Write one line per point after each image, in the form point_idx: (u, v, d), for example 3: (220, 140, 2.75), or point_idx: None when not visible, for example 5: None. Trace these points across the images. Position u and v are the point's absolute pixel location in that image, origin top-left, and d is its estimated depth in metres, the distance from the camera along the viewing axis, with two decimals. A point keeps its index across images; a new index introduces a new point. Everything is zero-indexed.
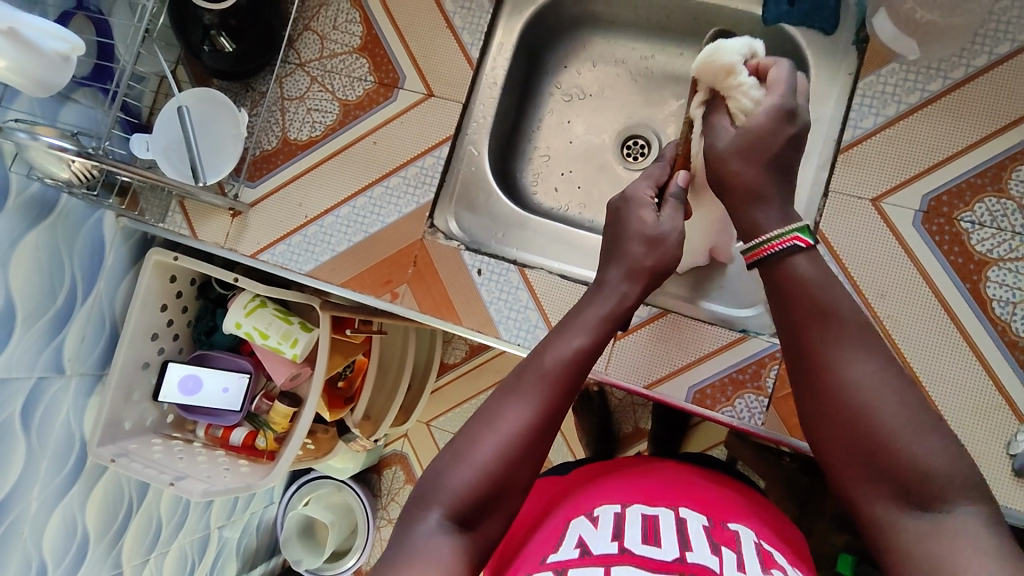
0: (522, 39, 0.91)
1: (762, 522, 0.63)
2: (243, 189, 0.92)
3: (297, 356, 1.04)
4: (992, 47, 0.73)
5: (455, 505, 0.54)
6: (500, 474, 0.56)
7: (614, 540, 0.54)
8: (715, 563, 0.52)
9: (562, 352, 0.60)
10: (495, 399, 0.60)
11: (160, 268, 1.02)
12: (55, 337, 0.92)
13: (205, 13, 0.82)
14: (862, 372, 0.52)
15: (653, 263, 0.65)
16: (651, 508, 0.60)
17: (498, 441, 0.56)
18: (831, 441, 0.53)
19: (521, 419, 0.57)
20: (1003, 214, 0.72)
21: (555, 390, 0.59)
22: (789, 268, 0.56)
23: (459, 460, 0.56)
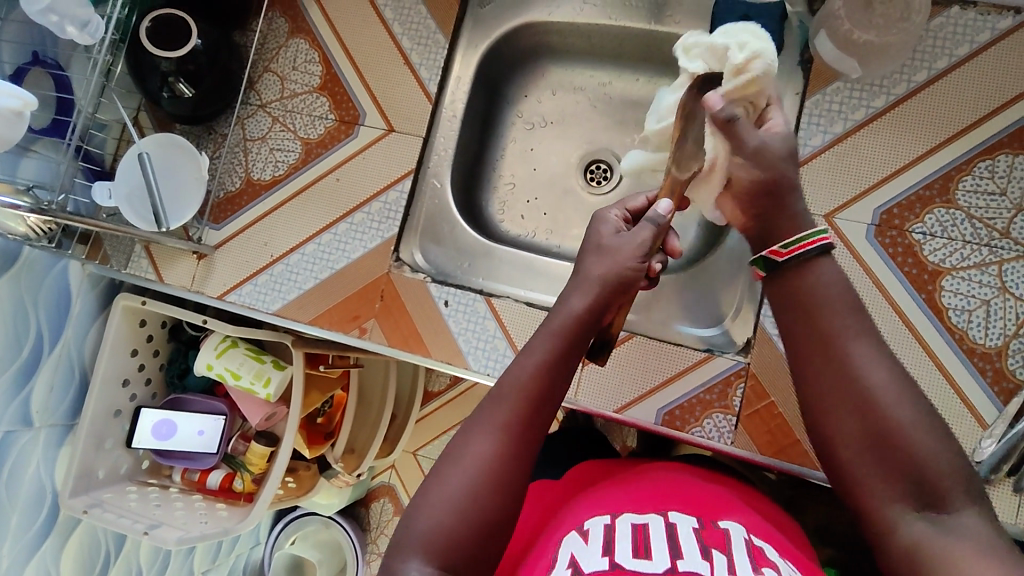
0: (481, 71, 0.93)
1: (754, 516, 0.63)
2: (206, 232, 0.92)
3: (270, 396, 1.04)
4: (932, 62, 0.75)
5: (433, 556, 0.53)
6: (475, 517, 0.54)
7: (604, 555, 0.54)
8: (705, 569, 0.52)
9: (520, 377, 0.60)
10: (460, 435, 0.59)
11: (129, 314, 1.01)
12: (23, 389, 0.91)
13: (162, 61, 0.83)
14: (878, 371, 0.53)
15: (603, 272, 0.63)
16: (640, 517, 0.60)
17: (467, 479, 0.56)
18: (836, 437, 0.55)
19: (487, 453, 0.56)
20: (953, 224, 0.74)
21: (517, 420, 0.58)
22: (806, 271, 0.58)
23: (430, 505, 0.55)
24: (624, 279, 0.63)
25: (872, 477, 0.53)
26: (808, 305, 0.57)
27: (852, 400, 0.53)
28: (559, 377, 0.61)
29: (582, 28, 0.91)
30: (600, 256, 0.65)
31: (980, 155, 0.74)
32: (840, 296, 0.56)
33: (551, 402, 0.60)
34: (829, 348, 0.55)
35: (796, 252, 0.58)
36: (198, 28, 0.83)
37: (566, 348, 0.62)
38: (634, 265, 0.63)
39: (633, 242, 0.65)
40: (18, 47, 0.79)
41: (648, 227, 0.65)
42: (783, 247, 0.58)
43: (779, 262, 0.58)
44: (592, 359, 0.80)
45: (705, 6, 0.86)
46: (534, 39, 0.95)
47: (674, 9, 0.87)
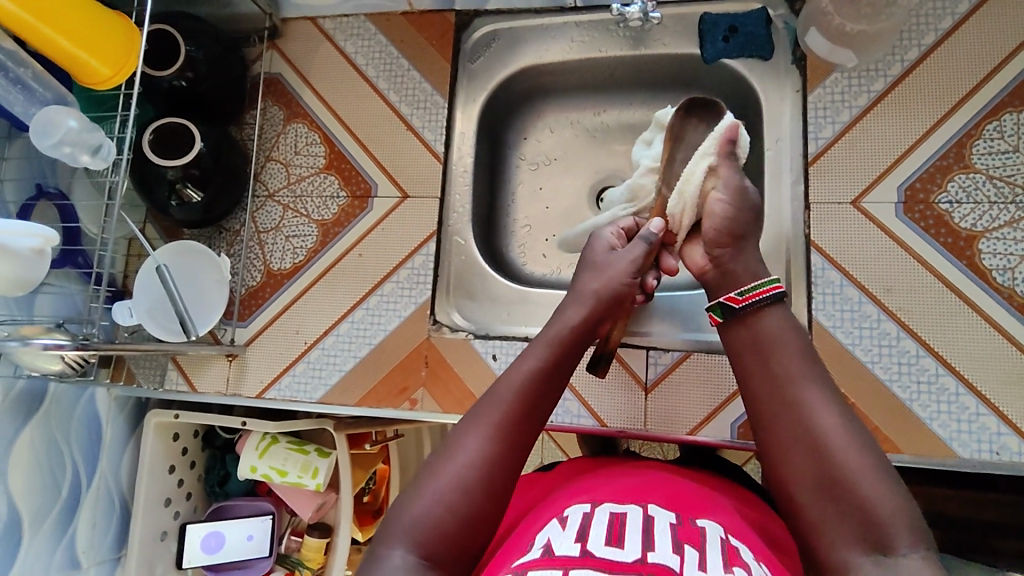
0: (482, 122, 0.93)
1: (732, 520, 0.60)
2: (236, 331, 0.90)
3: (321, 485, 0.99)
4: (920, 39, 0.78)
5: (418, 544, 0.52)
6: (463, 509, 0.54)
7: (578, 541, 0.51)
8: (675, 563, 0.49)
9: (513, 383, 0.61)
10: (453, 433, 0.59)
11: (162, 429, 0.98)
12: (67, 530, 0.88)
13: (167, 169, 0.82)
14: (828, 417, 0.56)
15: (600, 290, 0.69)
16: (619, 507, 0.57)
17: (457, 474, 0.56)
18: (792, 478, 0.55)
19: (482, 450, 0.57)
20: (976, 188, 0.75)
21: (512, 421, 0.59)
22: (755, 324, 0.63)
23: (420, 494, 0.55)
24: (618, 296, 0.69)
25: (824, 517, 0.52)
26: (765, 356, 0.61)
27: (806, 446, 0.55)
28: (551, 391, 0.63)
29: (572, 64, 0.93)
30: (601, 276, 0.70)
31: (986, 119, 0.76)
32: (793, 355, 0.60)
33: (543, 412, 0.62)
34: (780, 392, 0.58)
35: (750, 300, 0.63)
36: (200, 132, 0.83)
37: (557, 361, 0.64)
38: (628, 282, 0.70)
39: (626, 260, 0.71)
40: (20, 184, 0.76)
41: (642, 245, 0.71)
42: (739, 295, 0.64)
43: (736, 310, 0.64)
44: (654, 385, 0.79)
45: (690, 24, 0.88)
46: (527, 84, 0.96)
47: (660, 32, 0.89)
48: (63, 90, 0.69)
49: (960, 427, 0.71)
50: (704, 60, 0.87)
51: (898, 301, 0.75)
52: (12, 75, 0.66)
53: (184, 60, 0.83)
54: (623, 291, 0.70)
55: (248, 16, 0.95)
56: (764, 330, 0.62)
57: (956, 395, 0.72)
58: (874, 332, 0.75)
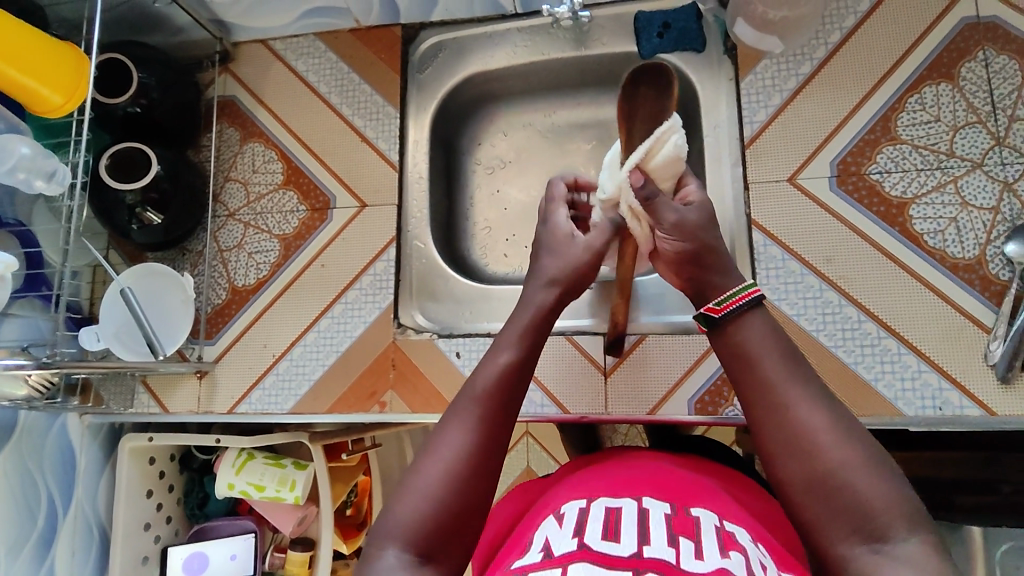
0: (434, 130, 0.96)
1: (730, 506, 0.55)
2: (203, 348, 0.91)
3: (299, 498, 0.99)
4: (840, 23, 0.83)
5: (414, 539, 0.48)
6: (455, 501, 0.50)
7: (575, 536, 0.47)
8: (672, 555, 0.45)
9: (491, 366, 0.57)
10: (434, 430, 0.55)
11: (138, 454, 0.98)
12: (45, 559, 0.87)
13: (126, 194, 0.83)
14: (819, 416, 0.51)
15: (555, 267, 0.65)
16: (615, 500, 0.52)
17: (445, 466, 0.51)
18: (788, 482, 0.50)
19: (464, 441, 0.53)
20: (903, 158, 0.79)
21: (494, 406, 0.55)
22: (741, 328, 0.56)
23: (406, 499, 0.51)
24: (577, 269, 0.65)
25: (817, 521, 0.48)
26: (749, 361, 0.55)
27: (797, 450, 0.50)
28: (533, 366, 0.59)
29: (518, 69, 0.97)
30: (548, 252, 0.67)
31: (907, 93, 0.80)
32: (772, 352, 0.55)
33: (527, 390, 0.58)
34: (769, 392, 0.53)
35: (729, 309, 0.57)
36: (156, 155, 0.85)
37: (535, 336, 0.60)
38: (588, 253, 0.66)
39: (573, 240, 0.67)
40: None
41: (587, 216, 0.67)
42: (718, 303, 0.58)
43: (718, 319, 0.57)
44: (613, 369, 0.82)
45: (626, 22, 0.92)
46: (476, 90, 0.99)
47: (598, 32, 0.93)
48: (16, 119, 0.71)
49: (903, 385, 0.74)
50: (642, 57, 0.91)
51: (838, 271, 0.78)
52: None
53: (137, 88, 0.85)
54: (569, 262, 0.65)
55: (200, 41, 0.98)
56: (746, 335, 0.56)
57: (899, 355, 0.75)
58: (818, 302, 0.78)
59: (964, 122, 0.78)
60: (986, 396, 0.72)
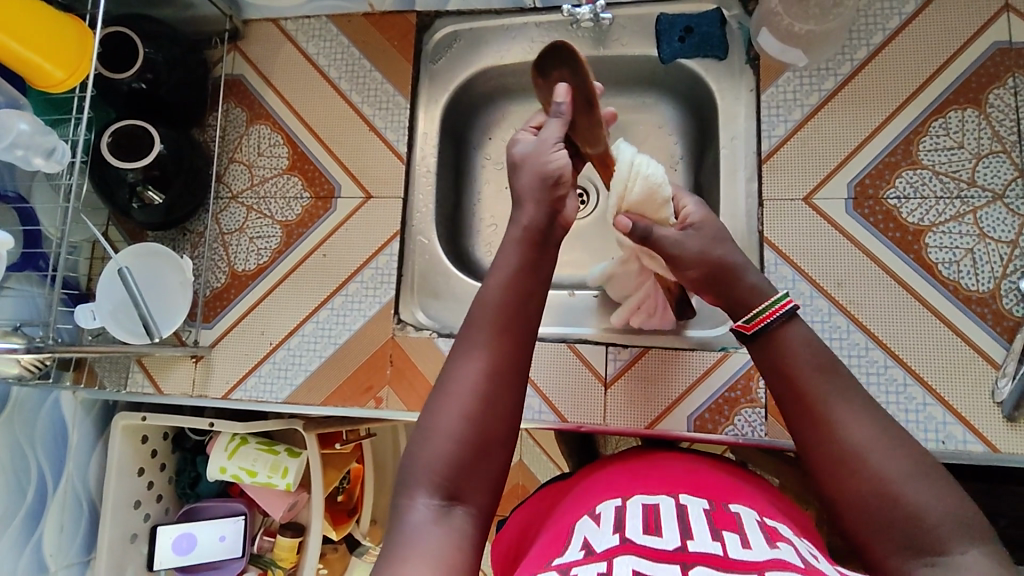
0: (445, 123, 0.94)
1: (763, 504, 0.56)
2: (200, 332, 0.90)
3: (290, 485, 0.99)
4: (868, 39, 0.81)
5: (440, 481, 0.50)
6: (474, 431, 0.51)
7: (615, 533, 0.47)
8: (718, 548, 0.45)
9: (492, 297, 0.57)
10: (445, 366, 0.55)
11: (130, 432, 0.97)
12: (34, 532, 0.88)
13: (128, 172, 0.81)
14: (863, 429, 0.50)
15: (539, 186, 0.62)
16: (651, 498, 0.53)
17: (460, 404, 0.52)
18: (839, 498, 0.49)
19: (475, 373, 0.53)
20: (923, 184, 0.77)
21: (501, 335, 0.55)
22: (779, 346, 0.56)
23: (424, 436, 0.52)
24: (559, 176, 0.62)
25: (869, 538, 0.48)
26: (789, 380, 0.54)
27: (840, 467, 0.49)
28: (538, 291, 0.59)
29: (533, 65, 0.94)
30: (526, 168, 0.64)
31: (932, 116, 0.78)
32: (809, 363, 0.54)
33: (533, 317, 0.58)
34: (812, 415, 0.52)
35: (762, 325, 0.57)
36: (158, 134, 0.83)
37: (537, 259, 0.60)
38: (559, 160, 0.63)
39: (549, 143, 0.65)
40: None
41: (559, 124, 0.67)
42: (749, 320, 0.58)
43: (749, 336, 0.58)
44: (613, 380, 0.81)
45: (646, 24, 0.90)
46: (489, 84, 0.97)
47: (619, 32, 0.90)
48: (15, 92, 0.69)
49: (907, 416, 0.73)
50: (662, 60, 0.90)
51: (848, 295, 0.77)
52: None
53: (142, 62, 0.83)
54: (560, 171, 0.63)
55: (209, 17, 0.95)
56: (786, 348, 0.55)
57: (904, 385, 0.74)
58: (826, 325, 0.77)
59: (987, 150, 0.76)
60: (988, 431, 0.71)
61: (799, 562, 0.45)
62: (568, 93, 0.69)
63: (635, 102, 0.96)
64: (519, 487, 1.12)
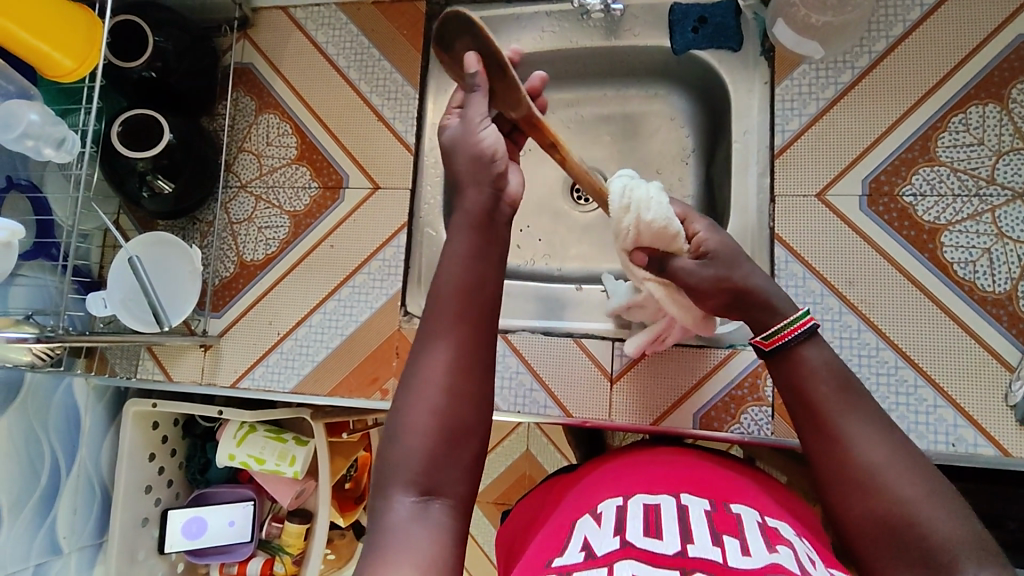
0: (454, 113, 0.94)
1: (766, 502, 0.55)
2: (209, 321, 0.90)
3: (299, 473, 1.00)
4: (888, 31, 0.79)
5: (415, 478, 0.49)
6: (439, 424, 0.51)
7: (616, 535, 0.47)
8: (719, 555, 0.44)
9: (445, 283, 0.56)
10: (407, 362, 0.55)
11: (140, 419, 0.98)
12: (47, 516, 0.89)
13: (137, 160, 0.81)
14: (876, 447, 0.49)
15: (476, 170, 0.58)
16: (652, 498, 0.53)
17: (425, 398, 0.51)
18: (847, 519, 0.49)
19: (434, 366, 0.52)
20: (940, 181, 0.75)
21: (455, 322, 0.54)
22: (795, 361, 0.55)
23: (393, 435, 0.51)
24: (492, 152, 0.58)
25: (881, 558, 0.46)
26: (803, 396, 0.54)
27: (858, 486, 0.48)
28: (496, 268, 0.57)
29: (545, 55, 0.93)
30: (460, 152, 0.59)
31: (952, 111, 0.76)
32: (827, 382, 0.53)
33: (493, 297, 0.56)
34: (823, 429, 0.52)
35: (780, 342, 0.56)
36: (169, 124, 0.83)
37: (489, 237, 0.57)
38: (490, 138, 0.58)
39: (473, 122, 0.58)
40: None
41: (479, 97, 0.59)
42: (766, 337, 0.57)
43: (767, 352, 0.57)
44: (619, 375, 0.80)
45: (661, 14, 0.88)
46: None
47: (631, 22, 0.89)
48: (26, 83, 0.70)
49: (918, 418, 0.72)
50: (674, 52, 0.88)
51: (860, 294, 0.76)
52: None
53: (152, 51, 0.83)
54: (493, 150, 0.57)
55: (219, 5, 0.95)
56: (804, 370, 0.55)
57: (915, 387, 0.73)
58: (837, 324, 0.76)
59: (1008, 148, 0.74)
60: (1000, 435, 0.70)
61: (797, 569, 0.44)
62: (478, 61, 0.59)
63: (646, 93, 0.95)
64: (526, 477, 1.12)
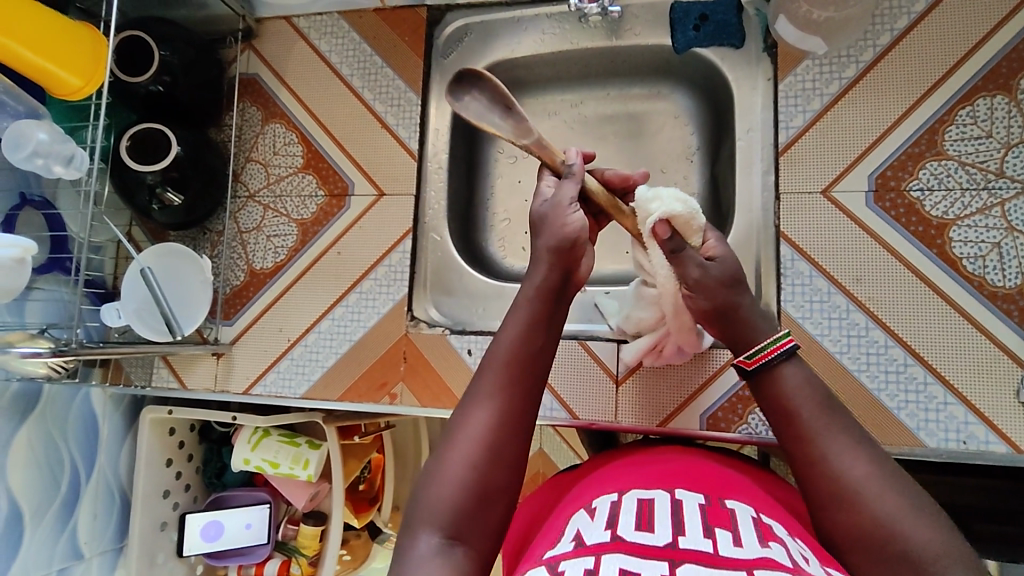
0: (457, 117, 0.94)
1: (763, 501, 0.56)
2: (220, 329, 0.92)
3: (312, 476, 1.02)
4: (892, 24, 0.78)
5: (443, 525, 0.50)
6: (481, 478, 0.51)
7: (608, 528, 0.47)
8: (709, 546, 0.44)
9: (505, 347, 0.57)
10: (455, 412, 0.56)
11: (157, 425, 1.00)
12: (68, 522, 0.91)
13: (147, 174, 0.83)
14: (856, 462, 0.49)
15: (552, 243, 0.61)
16: (648, 493, 0.53)
17: (467, 451, 0.52)
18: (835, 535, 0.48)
19: (483, 422, 0.53)
20: (948, 175, 0.74)
21: (509, 385, 0.55)
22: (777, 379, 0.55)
23: (432, 477, 0.52)
24: (576, 239, 0.61)
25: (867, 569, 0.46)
26: (785, 412, 0.54)
27: (840, 500, 0.48)
28: (551, 343, 0.59)
29: (546, 57, 0.93)
30: (544, 231, 0.62)
31: (959, 104, 0.75)
32: (808, 397, 0.53)
33: (542, 373, 0.58)
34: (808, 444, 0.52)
35: (763, 360, 0.56)
36: (176, 137, 0.84)
37: (549, 313, 0.60)
38: (577, 222, 0.61)
39: (563, 201, 0.63)
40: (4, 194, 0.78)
41: (573, 183, 0.65)
42: (749, 357, 0.57)
43: (748, 373, 0.56)
44: (625, 377, 0.81)
45: (661, 13, 0.88)
46: (502, 77, 0.96)
47: (632, 21, 0.89)
48: (35, 103, 0.71)
49: (927, 416, 0.71)
50: (676, 50, 0.88)
51: (867, 292, 0.75)
52: None
53: (159, 65, 0.84)
54: (578, 232, 0.61)
55: (224, 17, 0.96)
56: (788, 387, 0.54)
57: (924, 384, 0.72)
58: (843, 322, 0.75)
59: (1018, 140, 0.73)
60: (1012, 432, 0.69)
61: (788, 563, 0.44)
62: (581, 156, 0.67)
63: (649, 91, 0.94)
64: (538, 475, 1.13)
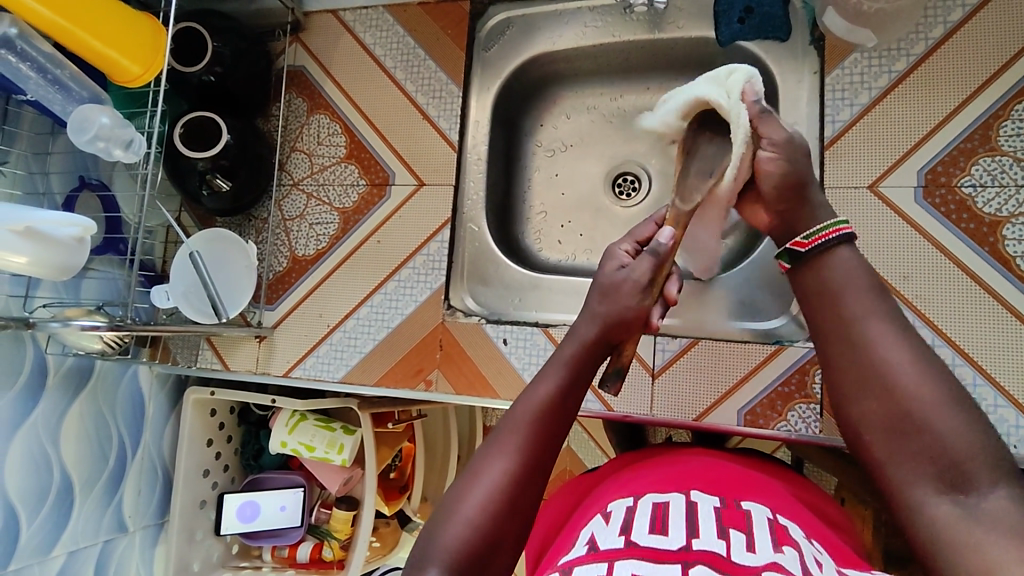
0: (497, 109, 0.95)
1: (780, 500, 0.55)
2: (264, 314, 0.94)
3: (346, 460, 1.04)
4: (946, 16, 0.76)
5: (454, 564, 0.49)
6: (495, 524, 0.51)
7: (622, 533, 0.47)
8: (722, 548, 0.44)
9: (531, 404, 0.58)
10: (474, 458, 0.56)
11: (199, 406, 1.03)
12: (114, 495, 0.95)
13: (198, 160, 0.86)
14: (897, 349, 0.53)
15: (611, 315, 0.64)
16: (662, 497, 0.53)
17: (485, 496, 0.52)
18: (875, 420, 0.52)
19: (504, 470, 0.54)
20: (1002, 171, 0.72)
21: (534, 440, 0.56)
22: (819, 269, 0.59)
23: (449, 517, 0.52)
24: (629, 320, 0.64)
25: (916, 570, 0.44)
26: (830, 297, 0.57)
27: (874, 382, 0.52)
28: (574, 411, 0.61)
29: (587, 50, 0.94)
30: (599, 297, 0.65)
31: (1015, 98, 0.73)
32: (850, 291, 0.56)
33: (566, 430, 0.59)
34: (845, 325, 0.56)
35: (816, 244, 0.59)
36: (226, 125, 0.87)
37: (575, 380, 0.62)
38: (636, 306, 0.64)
39: (633, 280, 0.65)
40: (65, 176, 0.82)
41: (649, 259, 0.65)
42: (806, 238, 0.60)
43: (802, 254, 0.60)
44: (661, 370, 0.80)
45: (706, 6, 0.87)
46: (542, 70, 0.97)
47: (675, 14, 0.89)
48: (98, 89, 0.74)
49: None
50: (719, 43, 0.87)
51: (915, 290, 0.73)
52: (50, 76, 0.71)
53: (212, 56, 0.87)
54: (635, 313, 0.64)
55: (272, 11, 0.98)
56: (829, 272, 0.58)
57: (974, 386, 0.70)
58: None
59: None
60: None
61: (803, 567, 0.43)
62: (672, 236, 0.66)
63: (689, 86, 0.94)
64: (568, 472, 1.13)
